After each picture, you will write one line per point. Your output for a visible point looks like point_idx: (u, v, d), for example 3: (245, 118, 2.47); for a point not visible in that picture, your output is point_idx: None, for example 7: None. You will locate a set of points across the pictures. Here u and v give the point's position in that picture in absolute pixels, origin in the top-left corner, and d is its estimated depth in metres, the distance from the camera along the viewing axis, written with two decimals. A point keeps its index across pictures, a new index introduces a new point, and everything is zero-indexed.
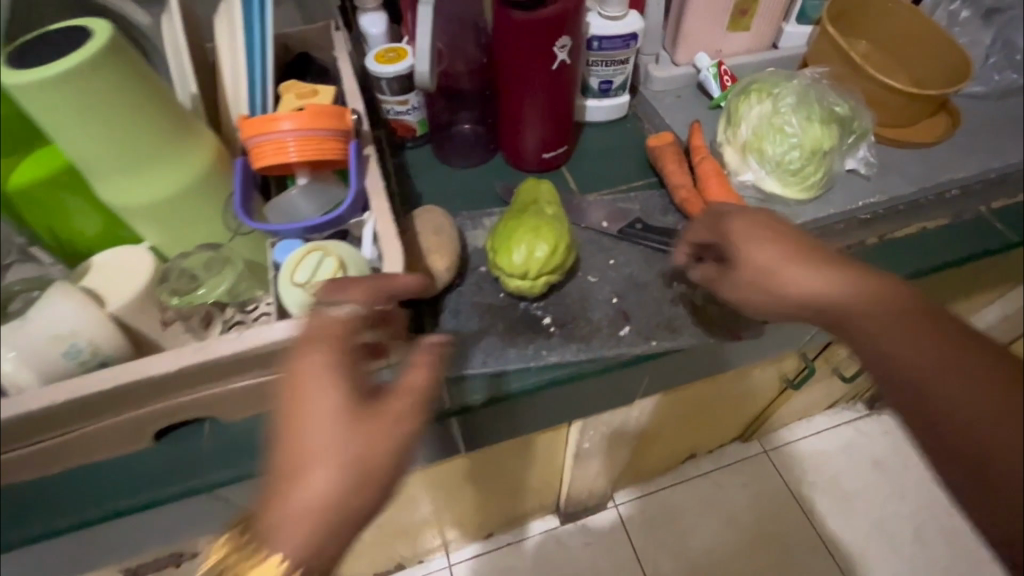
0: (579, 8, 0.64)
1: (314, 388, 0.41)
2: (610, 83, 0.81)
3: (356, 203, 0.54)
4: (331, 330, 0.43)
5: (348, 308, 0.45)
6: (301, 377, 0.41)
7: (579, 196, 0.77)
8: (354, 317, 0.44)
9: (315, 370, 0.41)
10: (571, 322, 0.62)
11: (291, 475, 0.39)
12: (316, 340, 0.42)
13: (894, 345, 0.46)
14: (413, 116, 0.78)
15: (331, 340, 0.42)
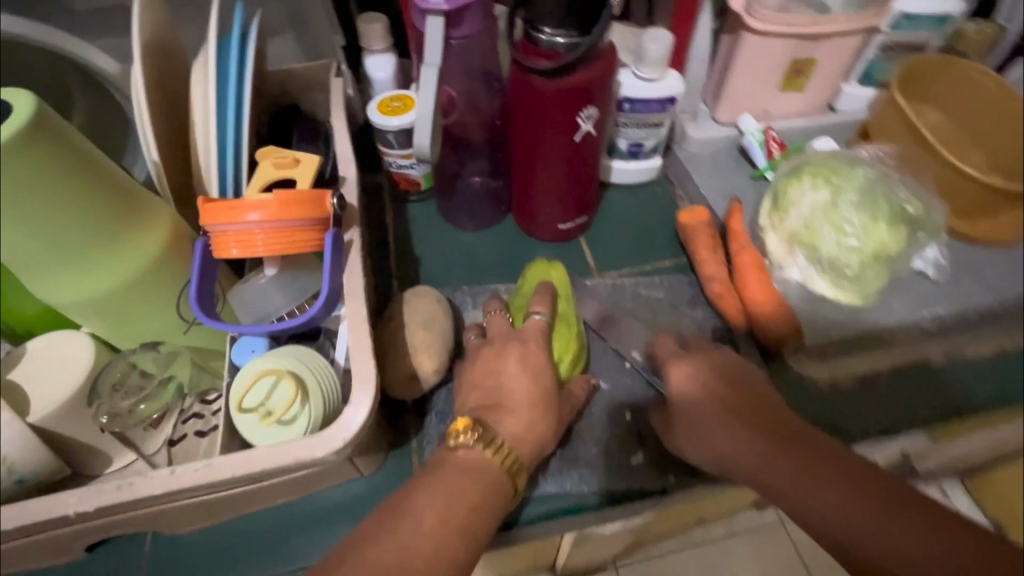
0: (609, 75, 0.55)
1: (533, 361, 0.51)
2: (641, 146, 0.72)
3: (329, 301, 0.45)
4: (538, 335, 0.52)
5: (538, 317, 0.53)
6: (515, 353, 0.51)
7: (597, 274, 0.68)
8: (547, 324, 0.53)
9: (509, 355, 0.51)
10: (575, 440, 0.54)
11: (503, 410, 0.48)
12: (527, 335, 0.52)
13: (724, 427, 0.46)
14: (417, 171, 0.70)
15: (545, 336, 0.52)
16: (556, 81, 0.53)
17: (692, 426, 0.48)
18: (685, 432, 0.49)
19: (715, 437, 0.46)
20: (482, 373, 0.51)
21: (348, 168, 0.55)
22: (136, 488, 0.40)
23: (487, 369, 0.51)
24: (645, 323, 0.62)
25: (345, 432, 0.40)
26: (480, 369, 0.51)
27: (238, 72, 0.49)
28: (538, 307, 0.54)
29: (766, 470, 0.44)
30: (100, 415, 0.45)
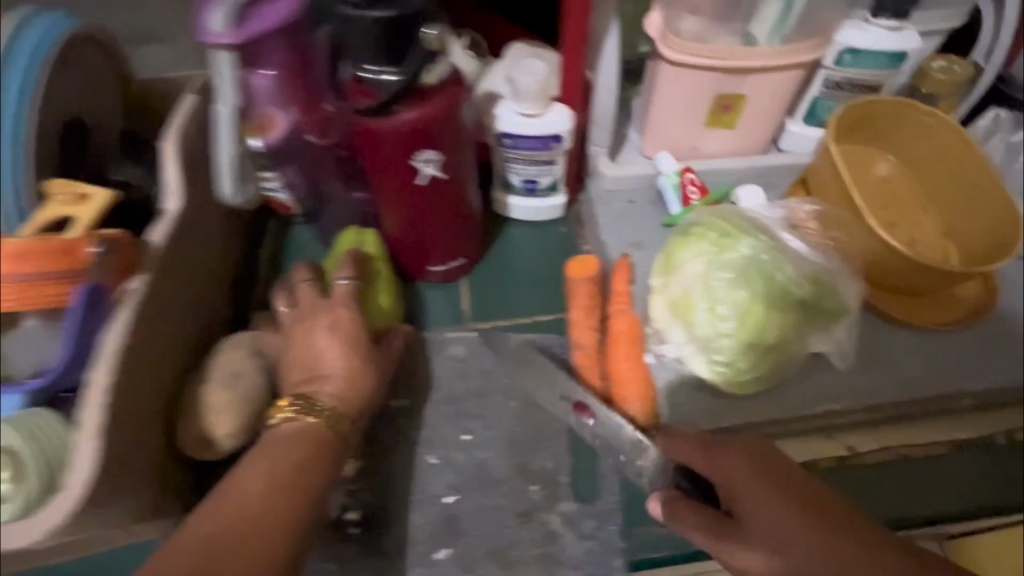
0: (451, 114, 0.49)
1: (345, 326, 0.50)
2: (535, 183, 0.64)
3: (78, 362, 0.41)
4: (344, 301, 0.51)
5: (344, 282, 0.52)
6: (324, 319, 0.50)
7: (467, 324, 0.62)
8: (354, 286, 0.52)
9: (315, 318, 0.51)
10: (381, 523, 0.48)
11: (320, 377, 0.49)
12: (334, 302, 0.51)
13: (774, 517, 0.38)
14: (285, 195, 0.61)
15: (353, 300, 0.52)
16: (384, 120, 0.47)
17: (766, 530, 0.38)
18: (754, 531, 0.38)
19: (797, 537, 0.37)
20: (298, 338, 0.51)
21: (168, 200, 0.50)
22: None
23: (299, 338, 0.50)
24: (500, 390, 0.55)
25: (53, 521, 0.37)
26: (294, 335, 0.51)
27: (23, 93, 0.44)
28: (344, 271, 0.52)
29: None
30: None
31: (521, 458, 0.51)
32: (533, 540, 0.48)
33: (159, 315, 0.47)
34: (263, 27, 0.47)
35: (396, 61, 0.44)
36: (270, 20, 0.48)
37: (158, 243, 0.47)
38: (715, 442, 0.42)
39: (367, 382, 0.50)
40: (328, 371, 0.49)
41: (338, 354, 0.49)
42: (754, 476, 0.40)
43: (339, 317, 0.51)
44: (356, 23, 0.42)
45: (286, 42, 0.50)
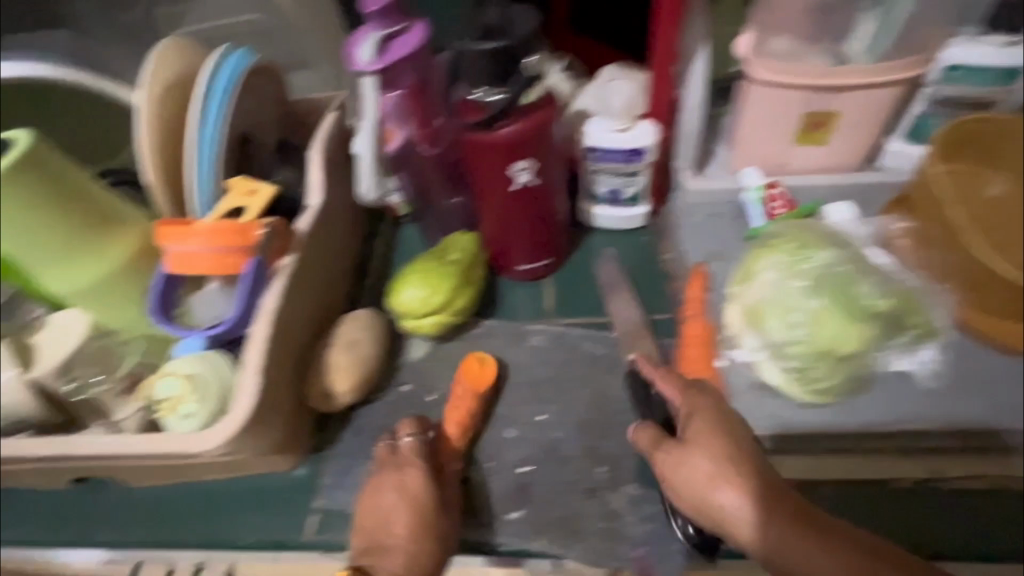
0: (542, 130, 0.55)
1: (410, 488, 0.51)
2: (619, 194, 0.69)
3: (244, 317, 0.53)
4: (414, 455, 0.53)
5: (410, 441, 0.53)
6: (394, 478, 0.52)
7: (548, 320, 0.68)
8: (419, 448, 0.53)
9: (394, 473, 0.52)
10: (463, 482, 0.55)
11: (384, 546, 0.49)
12: (405, 462, 0.52)
13: (709, 473, 0.43)
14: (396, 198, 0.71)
15: (422, 457, 0.53)
16: (485, 135, 0.54)
17: (709, 453, 0.44)
18: (702, 471, 0.43)
19: (739, 484, 0.43)
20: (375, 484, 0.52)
21: (313, 197, 0.62)
22: (73, 446, 0.51)
23: (374, 515, 0.51)
24: (573, 380, 0.61)
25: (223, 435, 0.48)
26: (382, 476, 0.52)
27: (223, 112, 0.59)
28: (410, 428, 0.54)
29: (783, 555, 0.41)
30: (68, 381, 0.54)
31: (588, 441, 0.56)
32: (597, 516, 0.52)
33: (303, 287, 0.58)
34: (397, 57, 0.53)
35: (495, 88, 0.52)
36: (403, 52, 0.53)
37: (303, 232, 0.58)
38: (690, 390, 0.47)
39: (425, 548, 0.49)
40: (392, 526, 0.49)
41: (402, 518, 0.50)
42: (710, 414, 0.46)
43: (404, 479, 0.51)
44: (467, 55, 0.51)
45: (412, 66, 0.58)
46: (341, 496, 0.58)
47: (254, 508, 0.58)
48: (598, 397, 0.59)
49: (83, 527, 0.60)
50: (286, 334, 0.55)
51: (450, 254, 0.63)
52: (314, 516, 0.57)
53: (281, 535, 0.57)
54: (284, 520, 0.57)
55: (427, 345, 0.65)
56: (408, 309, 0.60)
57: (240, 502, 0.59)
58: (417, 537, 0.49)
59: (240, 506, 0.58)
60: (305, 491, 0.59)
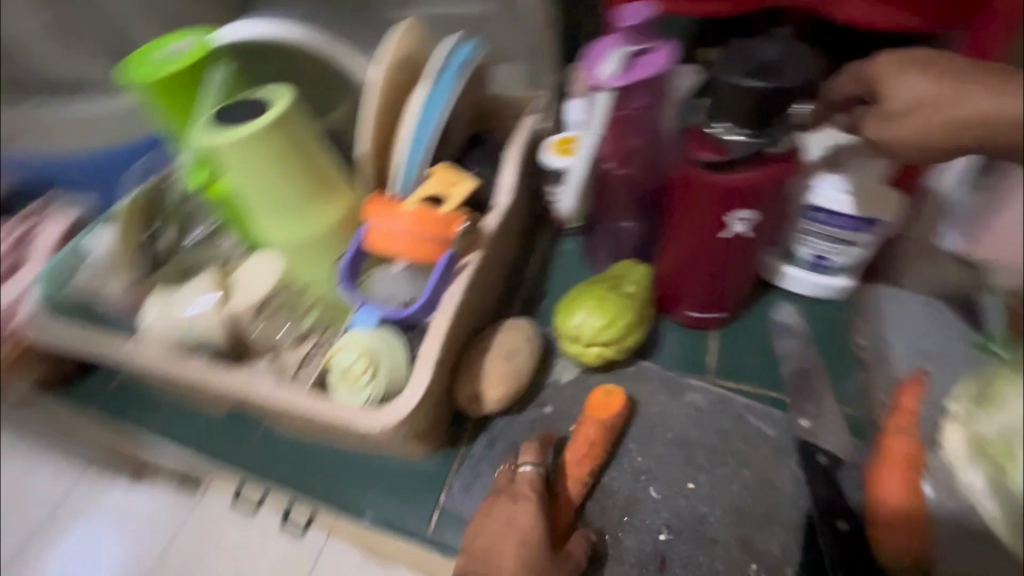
0: (780, 181, 0.50)
1: (520, 523, 0.48)
2: (826, 261, 0.61)
3: (426, 306, 0.53)
4: (531, 487, 0.50)
5: (530, 469, 0.51)
6: (507, 509, 0.49)
7: (709, 377, 0.62)
8: (538, 480, 0.51)
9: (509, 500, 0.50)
10: (595, 530, 0.52)
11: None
12: (518, 493, 0.50)
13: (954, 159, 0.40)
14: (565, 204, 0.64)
15: (536, 492, 0.50)
16: (718, 175, 0.50)
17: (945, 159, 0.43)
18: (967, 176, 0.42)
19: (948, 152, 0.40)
20: (486, 512, 0.50)
21: (500, 198, 0.62)
22: (250, 387, 0.54)
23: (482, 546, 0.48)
24: (732, 454, 0.54)
25: (389, 417, 0.48)
26: (495, 505, 0.50)
27: (447, 96, 0.59)
28: (529, 456, 0.53)
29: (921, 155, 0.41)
30: (258, 323, 0.59)
31: (743, 529, 0.50)
32: None
33: (477, 285, 0.58)
34: (640, 77, 0.52)
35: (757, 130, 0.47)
36: (647, 72, 0.52)
37: (488, 231, 0.58)
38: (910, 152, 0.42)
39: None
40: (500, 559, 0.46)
41: (510, 555, 0.46)
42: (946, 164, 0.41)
43: (515, 511, 0.49)
44: (721, 86, 0.45)
45: (646, 87, 0.54)
46: (466, 501, 0.56)
47: (382, 487, 0.59)
48: (760, 481, 0.53)
49: (230, 454, 0.65)
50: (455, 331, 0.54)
51: (625, 284, 0.61)
52: (436, 513, 0.57)
53: (403, 522, 0.57)
54: (408, 509, 0.57)
55: (576, 370, 0.62)
56: (580, 335, 0.58)
57: (368, 477, 0.60)
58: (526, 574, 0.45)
59: (370, 481, 0.60)
60: (433, 485, 0.58)
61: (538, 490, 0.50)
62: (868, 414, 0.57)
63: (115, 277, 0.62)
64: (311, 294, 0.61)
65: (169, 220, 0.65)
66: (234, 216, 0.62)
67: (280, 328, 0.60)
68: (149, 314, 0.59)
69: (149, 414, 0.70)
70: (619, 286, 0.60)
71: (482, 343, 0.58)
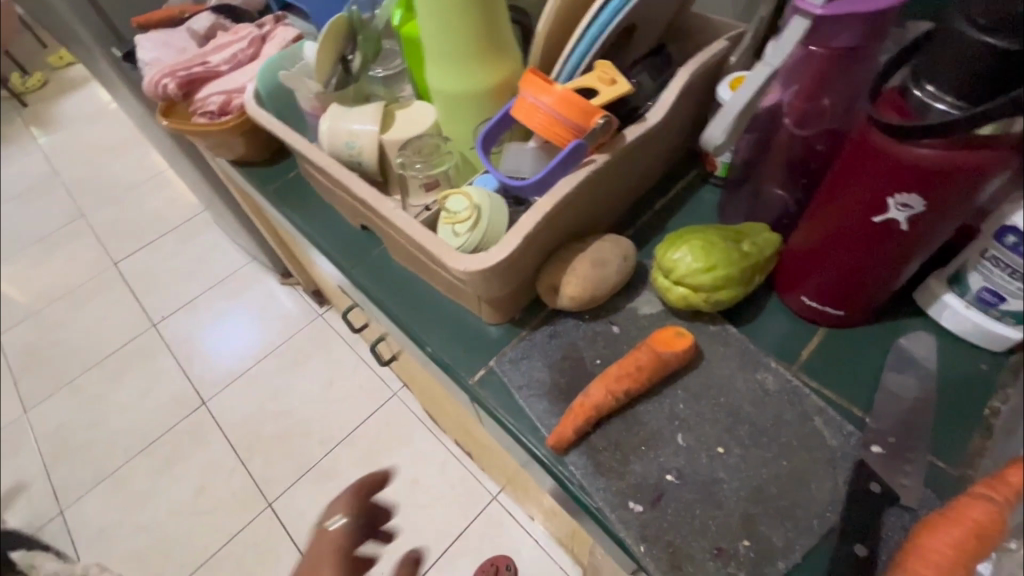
0: (975, 175, 0.42)
1: None
2: (1000, 300, 0.51)
3: (540, 185, 0.56)
4: (334, 542, 0.55)
5: (339, 524, 0.57)
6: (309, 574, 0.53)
7: (793, 367, 0.58)
8: (343, 536, 0.56)
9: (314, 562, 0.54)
10: (608, 443, 0.54)
11: None
12: (327, 549, 0.55)
13: None
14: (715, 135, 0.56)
15: (341, 548, 0.55)
16: (899, 146, 0.43)
17: None
18: None
19: None
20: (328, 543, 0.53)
21: (653, 113, 0.60)
22: (376, 202, 0.62)
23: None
24: (777, 443, 0.52)
25: (471, 263, 0.53)
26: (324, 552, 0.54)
27: None
28: (337, 513, 0.57)
29: None
30: (400, 155, 0.66)
31: (752, 509, 0.49)
32: None
33: (593, 187, 0.58)
34: (856, 9, 0.45)
35: (972, 104, 0.39)
36: (866, 6, 0.45)
37: (627, 139, 0.58)
38: None
39: None
40: None
41: None
42: None
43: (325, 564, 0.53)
44: (949, 37, 0.38)
45: (862, 27, 0.47)
46: (508, 371, 0.61)
47: (448, 332, 0.66)
48: (794, 478, 0.50)
49: (350, 258, 0.77)
50: (557, 218, 0.57)
51: (745, 242, 0.57)
52: (482, 370, 0.63)
53: (453, 365, 0.64)
54: (460, 357, 0.64)
55: (658, 307, 0.62)
56: (672, 270, 0.57)
57: (442, 318, 0.68)
58: None
59: (441, 323, 0.67)
60: (488, 348, 0.64)
61: (346, 548, 0.55)
62: (958, 475, 0.49)
63: (311, 83, 0.72)
64: (451, 149, 0.67)
65: (363, 45, 0.73)
66: (415, 60, 0.68)
67: (414, 166, 0.66)
68: (325, 122, 0.68)
69: (304, 208, 0.84)
70: (737, 240, 0.57)
71: (576, 245, 0.60)
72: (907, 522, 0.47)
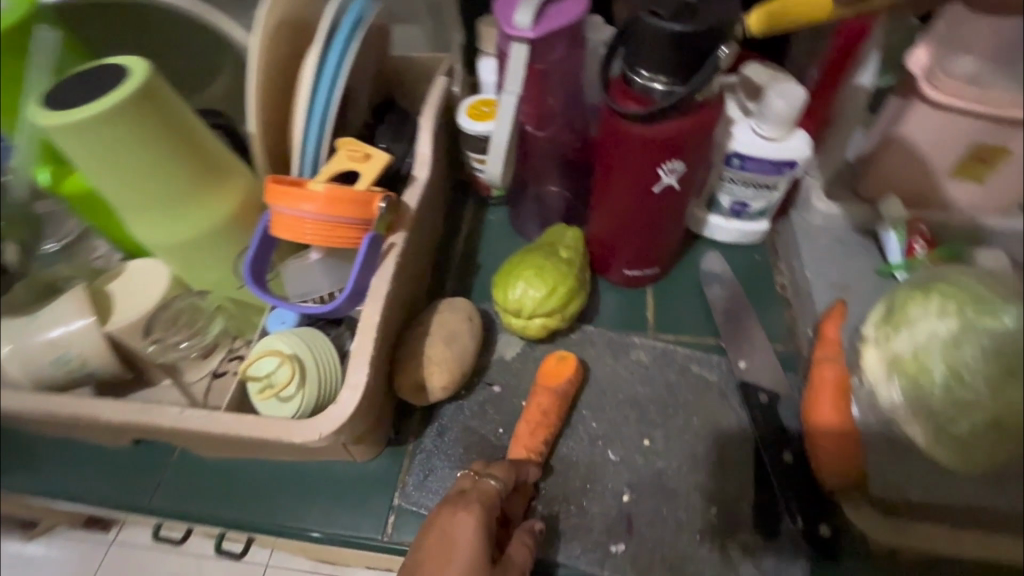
0: (704, 131, 0.50)
1: (452, 539, 0.44)
2: (746, 206, 0.63)
3: (353, 296, 0.48)
4: (481, 502, 0.45)
5: (493, 483, 0.46)
6: (446, 520, 0.44)
7: (650, 332, 0.62)
8: (493, 497, 0.46)
9: (454, 508, 0.45)
10: (561, 503, 0.50)
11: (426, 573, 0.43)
12: (463, 497, 0.45)
13: None
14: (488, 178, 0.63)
15: (487, 513, 0.45)
16: (643, 126, 0.49)
17: None
18: None
19: None
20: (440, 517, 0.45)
21: (420, 169, 0.56)
22: (149, 416, 0.46)
23: (434, 532, 0.44)
24: (680, 405, 0.56)
25: (328, 425, 0.43)
26: (447, 502, 0.46)
27: (337, 65, 0.51)
28: (498, 472, 0.47)
29: None
30: (150, 342, 0.51)
31: (698, 476, 0.52)
32: (710, 562, 0.48)
33: (404, 268, 0.53)
34: (557, 24, 0.51)
35: (680, 78, 0.45)
36: (559, 21, 0.51)
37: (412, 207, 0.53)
38: None
39: None
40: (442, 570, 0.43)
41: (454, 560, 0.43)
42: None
43: (451, 532, 0.44)
44: (644, 29, 0.43)
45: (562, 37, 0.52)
46: (421, 499, 0.52)
47: (329, 499, 0.54)
48: (709, 427, 0.54)
49: (142, 489, 0.56)
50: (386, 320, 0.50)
51: (562, 250, 0.58)
52: (391, 515, 0.53)
53: (355, 532, 0.52)
54: (359, 517, 0.53)
55: (520, 343, 0.60)
56: (520, 308, 0.55)
57: (312, 487, 0.55)
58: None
59: (314, 495, 0.54)
60: (384, 487, 0.54)
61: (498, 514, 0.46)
62: (793, 349, 0.60)
63: None
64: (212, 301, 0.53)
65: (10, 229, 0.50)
66: (104, 214, 0.51)
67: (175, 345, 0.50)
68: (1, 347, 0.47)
69: (32, 463, 0.59)
70: (559, 251, 0.58)
71: (416, 331, 0.54)
72: (794, 408, 0.55)
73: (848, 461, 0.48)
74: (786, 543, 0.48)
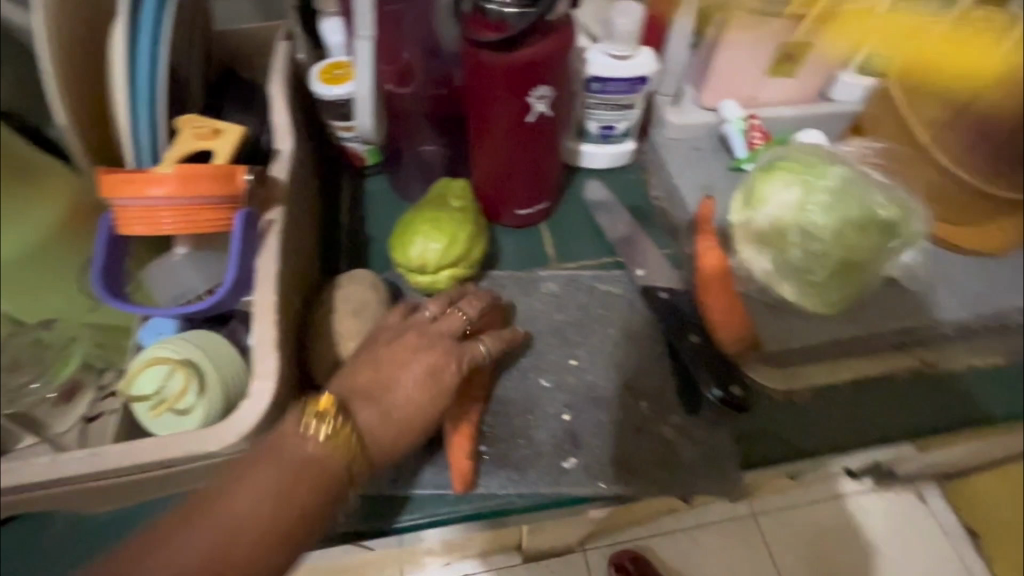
0: (562, 53, 0.51)
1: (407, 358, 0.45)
2: (612, 128, 0.67)
3: (238, 285, 0.43)
4: (465, 360, 0.46)
5: (483, 349, 0.48)
6: (409, 340, 0.45)
7: (553, 265, 0.65)
8: (478, 362, 0.47)
9: (426, 338, 0.46)
10: (509, 439, 0.51)
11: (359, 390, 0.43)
12: (440, 336, 0.46)
13: None
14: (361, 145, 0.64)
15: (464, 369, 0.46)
16: (503, 55, 0.49)
17: None
18: None
19: None
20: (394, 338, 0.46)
21: (281, 139, 0.51)
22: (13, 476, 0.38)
23: (390, 343, 0.45)
24: (595, 322, 0.59)
25: (244, 423, 0.39)
26: (405, 330, 0.46)
27: (155, 36, 0.44)
28: (489, 342, 0.49)
29: None
30: None
31: (624, 378, 0.55)
32: (651, 449, 0.52)
33: (290, 248, 0.49)
34: None
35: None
36: None
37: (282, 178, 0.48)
38: None
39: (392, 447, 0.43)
40: (382, 389, 0.43)
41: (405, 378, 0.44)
42: None
43: (407, 355, 0.45)
44: None
45: None
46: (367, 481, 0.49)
47: None
48: (624, 334, 0.58)
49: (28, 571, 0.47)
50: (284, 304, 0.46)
51: (452, 200, 0.57)
52: None
53: None
54: None
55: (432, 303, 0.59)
56: (425, 264, 0.54)
57: None
58: (407, 410, 0.43)
59: None
60: None
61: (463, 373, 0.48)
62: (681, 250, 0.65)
63: None
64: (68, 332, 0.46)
65: None
66: None
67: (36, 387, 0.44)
68: None
69: None
70: (450, 201, 0.57)
71: (321, 312, 0.51)
72: None
73: (742, 330, 0.55)
74: (707, 413, 0.54)
